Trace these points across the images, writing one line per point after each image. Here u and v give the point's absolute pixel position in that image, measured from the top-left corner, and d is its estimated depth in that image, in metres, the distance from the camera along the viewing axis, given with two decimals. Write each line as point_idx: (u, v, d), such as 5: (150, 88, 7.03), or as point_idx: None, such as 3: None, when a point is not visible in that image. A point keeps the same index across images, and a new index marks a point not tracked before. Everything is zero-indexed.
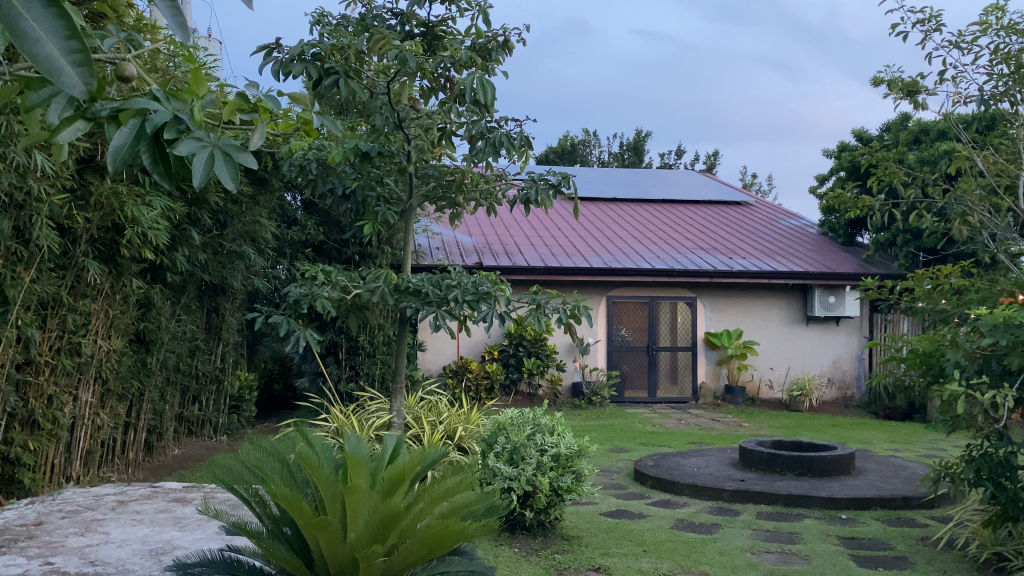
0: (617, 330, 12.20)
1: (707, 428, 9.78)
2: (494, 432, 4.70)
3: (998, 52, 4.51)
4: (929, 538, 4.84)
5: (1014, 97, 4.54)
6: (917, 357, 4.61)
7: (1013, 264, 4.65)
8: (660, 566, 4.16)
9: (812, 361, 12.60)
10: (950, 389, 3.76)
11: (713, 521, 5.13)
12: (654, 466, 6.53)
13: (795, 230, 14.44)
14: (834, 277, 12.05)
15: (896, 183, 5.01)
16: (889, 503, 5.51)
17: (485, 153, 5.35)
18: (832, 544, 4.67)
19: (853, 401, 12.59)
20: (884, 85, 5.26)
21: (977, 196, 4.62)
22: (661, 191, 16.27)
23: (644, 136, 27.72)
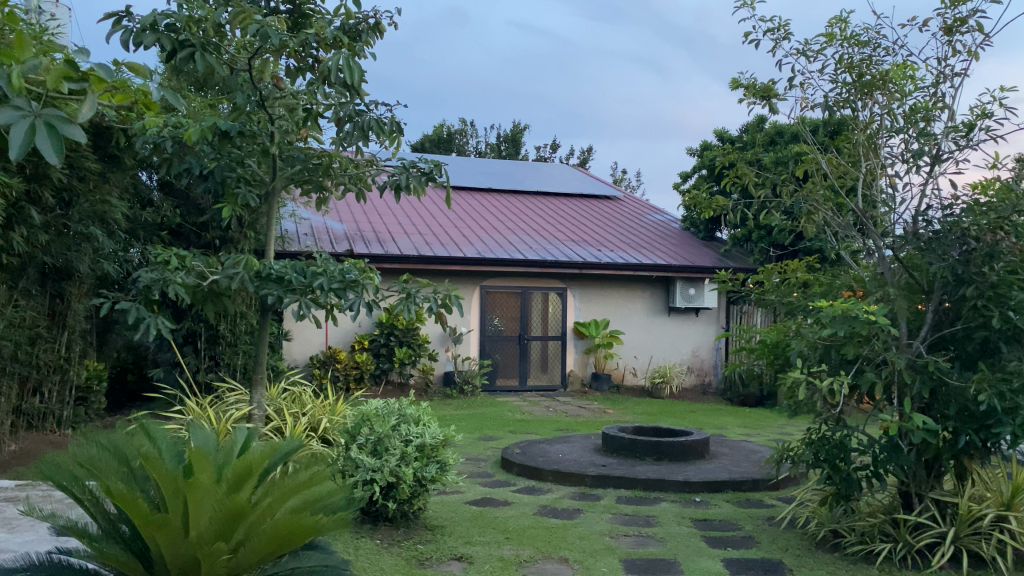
0: (489, 319, 12.23)
1: (574, 415, 10.01)
2: (358, 423, 4.58)
3: (841, 62, 4.76)
4: (774, 518, 5.13)
5: (855, 104, 4.76)
6: (765, 348, 4.92)
7: (853, 261, 4.97)
8: (522, 552, 4.21)
9: (673, 350, 13.12)
10: (793, 376, 3.99)
11: (574, 507, 5.25)
12: (520, 454, 6.60)
13: (660, 224, 14.96)
14: (693, 269, 12.60)
15: (749, 183, 5.23)
16: (740, 486, 5.80)
17: (353, 137, 5.22)
18: (686, 526, 4.87)
19: (711, 388, 13.20)
20: (741, 89, 5.48)
21: (821, 197, 4.89)
22: (534, 182, 16.45)
23: (521, 128, 27.98)
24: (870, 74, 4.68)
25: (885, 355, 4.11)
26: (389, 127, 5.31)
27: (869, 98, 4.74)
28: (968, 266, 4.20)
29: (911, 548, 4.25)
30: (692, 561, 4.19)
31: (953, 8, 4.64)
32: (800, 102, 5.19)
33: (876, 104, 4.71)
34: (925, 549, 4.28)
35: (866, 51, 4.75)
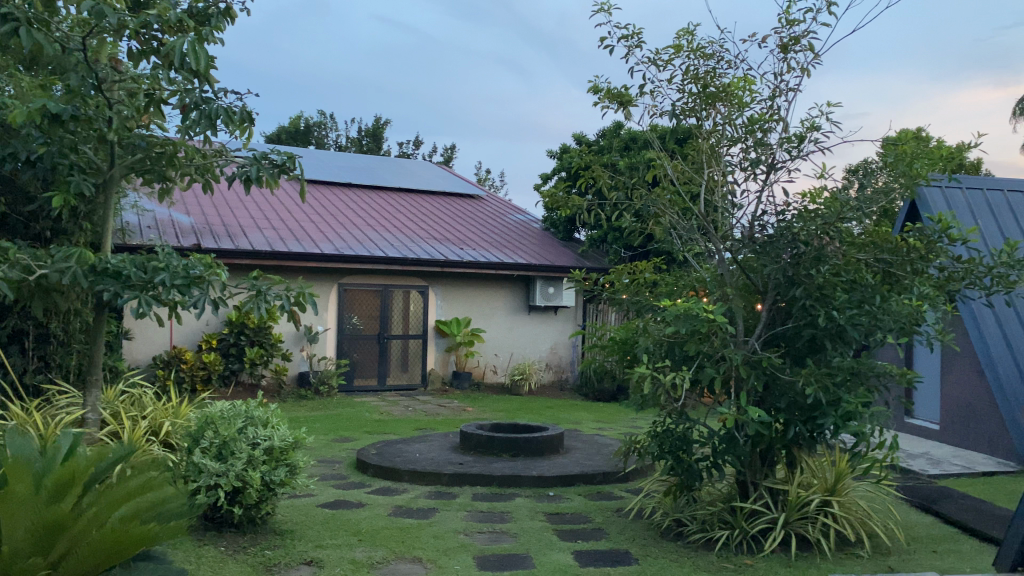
0: (347, 318, 12.00)
1: (432, 413, 9.98)
2: (201, 426, 4.36)
3: (688, 72, 4.98)
4: (623, 509, 5.31)
5: (700, 114, 5.00)
6: (615, 345, 5.10)
7: (697, 262, 5.21)
8: (374, 554, 4.15)
9: (532, 348, 13.34)
10: (639, 371, 4.15)
11: (429, 505, 5.23)
12: (376, 454, 6.52)
13: (520, 224, 15.17)
14: (551, 269, 12.86)
15: (602, 185, 5.38)
16: (591, 479, 5.97)
17: (200, 125, 4.96)
18: (539, 521, 4.95)
19: (567, 384, 13.51)
20: (597, 93, 5.63)
21: (668, 201, 5.11)
22: (395, 179, 16.28)
23: (383, 123, 27.60)
24: (713, 86, 4.92)
25: (723, 352, 4.36)
26: (238, 116, 5.12)
27: (712, 109, 4.99)
28: (798, 268, 4.52)
29: (746, 534, 4.50)
30: (543, 555, 4.27)
31: (788, 27, 4.96)
32: (650, 109, 5.39)
33: (718, 115, 4.96)
34: (759, 535, 4.55)
35: (711, 63, 4.99)
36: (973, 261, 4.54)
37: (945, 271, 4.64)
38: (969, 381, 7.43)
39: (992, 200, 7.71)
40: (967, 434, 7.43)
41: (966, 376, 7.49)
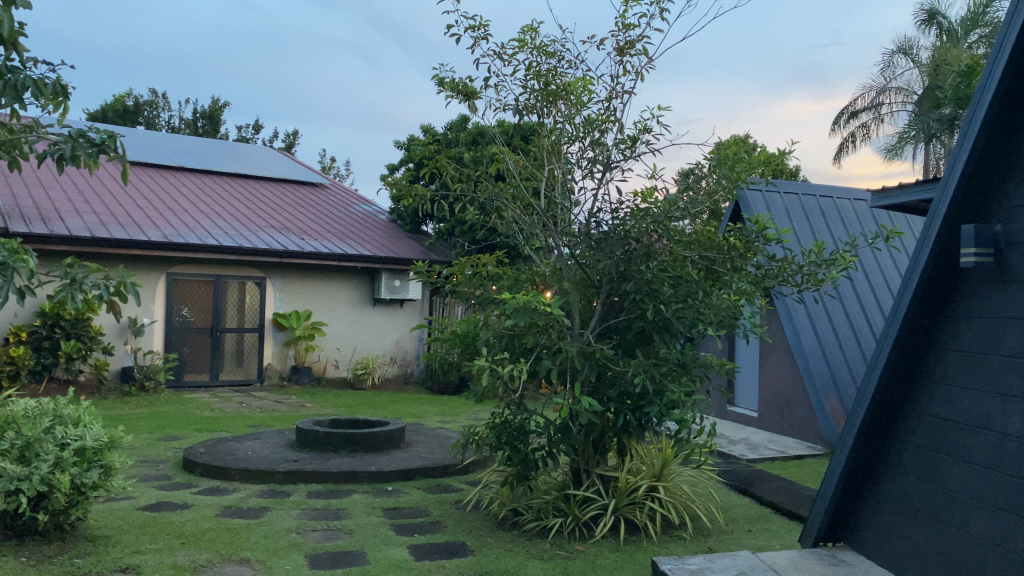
0: (176, 309, 11.35)
1: (269, 410, 9.63)
2: (1, 427, 3.98)
3: (530, 69, 5.04)
4: (461, 501, 5.33)
5: (541, 111, 5.05)
6: (456, 337, 5.11)
7: (537, 257, 5.29)
8: (198, 557, 3.94)
9: (376, 341, 13.15)
10: (478, 364, 4.16)
11: (261, 505, 5.04)
12: (205, 453, 6.20)
13: (365, 215, 14.91)
14: (396, 261, 12.74)
15: (445, 178, 5.34)
16: (430, 472, 5.96)
17: (5, 96, 4.51)
18: (375, 516, 4.88)
19: (412, 377, 13.42)
20: (443, 85, 5.59)
21: (510, 195, 5.12)
22: (233, 164, 15.56)
23: (221, 105, 26.33)
24: (555, 84, 4.98)
25: (559, 344, 4.46)
26: (50, 88, 4.69)
27: (553, 107, 5.05)
28: (629, 263, 4.69)
29: (579, 521, 4.64)
30: (379, 551, 4.21)
31: (624, 32, 5.14)
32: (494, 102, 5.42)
33: (559, 113, 5.03)
34: (590, 521, 4.70)
35: (552, 61, 5.08)
36: (786, 261, 4.90)
37: (762, 268, 4.97)
38: (783, 371, 8.02)
39: (806, 204, 8.35)
40: (781, 420, 8.02)
41: (781, 367, 8.07)
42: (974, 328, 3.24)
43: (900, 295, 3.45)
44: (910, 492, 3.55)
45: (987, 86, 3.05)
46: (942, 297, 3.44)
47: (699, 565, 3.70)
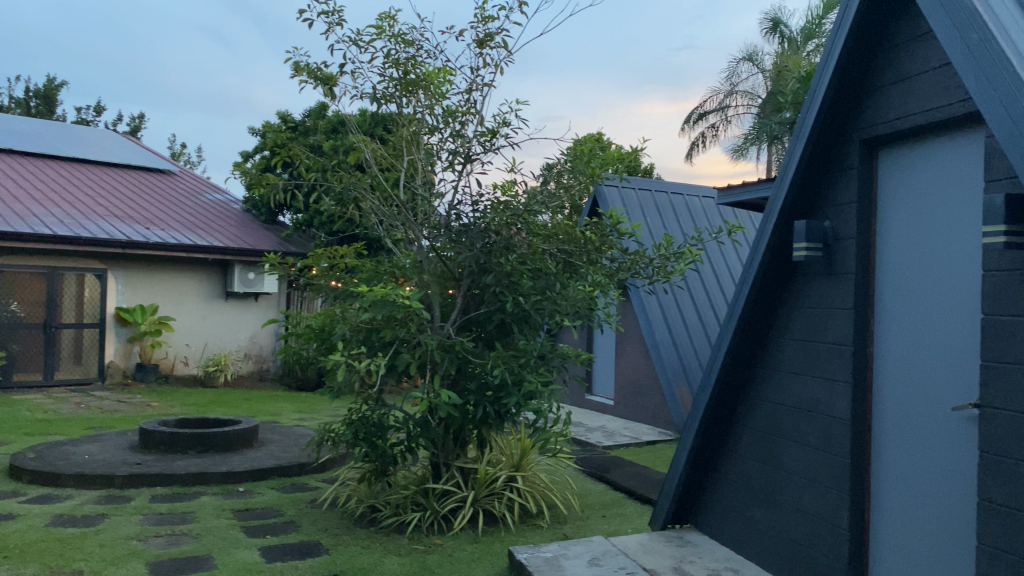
0: (4, 304, 10.47)
1: (111, 410, 9.05)
2: None
3: (389, 57, 4.94)
4: (316, 500, 5.19)
5: (399, 100, 4.95)
6: (312, 331, 4.96)
7: (396, 249, 5.20)
8: (22, 572, 3.64)
9: (229, 337, 12.62)
10: (334, 359, 4.06)
11: (97, 512, 4.71)
12: (35, 459, 5.74)
13: (218, 204, 14.28)
14: (251, 252, 12.28)
15: (299, 167, 5.15)
16: (285, 471, 5.77)
17: None
18: (225, 519, 4.67)
19: (268, 374, 12.96)
20: (298, 70, 5.40)
21: (369, 186, 4.99)
22: (71, 147, 14.51)
23: (57, 85, 24.50)
24: (414, 73, 4.89)
25: (418, 337, 4.41)
26: None
27: (412, 96, 4.96)
28: (489, 256, 4.70)
29: (437, 514, 4.61)
30: (227, 555, 4.03)
31: (483, 24, 5.13)
32: (352, 90, 5.29)
33: (418, 103, 4.95)
34: (449, 514, 4.68)
35: (410, 50, 4.99)
36: (638, 253, 5.06)
37: (616, 261, 5.10)
38: (637, 361, 8.29)
39: (658, 200, 8.69)
40: (636, 408, 8.31)
41: (635, 357, 8.35)
42: (805, 318, 3.45)
43: (740, 287, 3.62)
44: (749, 473, 3.76)
45: (817, 89, 3.23)
46: (778, 289, 3.65)
47: (554, 552, 3.77)
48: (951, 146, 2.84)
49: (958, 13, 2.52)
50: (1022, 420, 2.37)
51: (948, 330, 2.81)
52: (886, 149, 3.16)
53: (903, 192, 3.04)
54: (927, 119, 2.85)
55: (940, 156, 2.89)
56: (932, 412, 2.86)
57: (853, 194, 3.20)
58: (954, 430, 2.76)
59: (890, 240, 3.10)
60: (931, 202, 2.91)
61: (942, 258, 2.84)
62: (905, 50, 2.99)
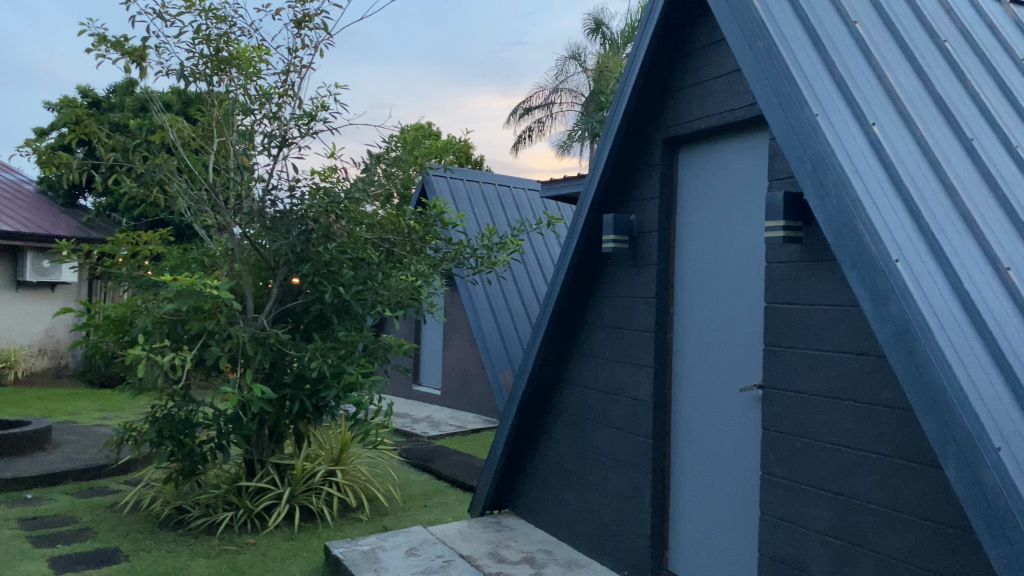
0: None
1: None
2: None
3: (198, 32, 4.65)
4: (117, 504, 4.84)
5: (210, 78, 4.68)
6: (110, 323, 4.61)
7: (207, 236, 4.93)
8: None
9: (21, 331, 11.50)
10: (134, 353, 3.78)
11: None
12: None
13: (7, 184, 12.99)
14: (45, 238, 11.27)
15: (96, 146, 4.75)
16: (81, 475, 5.35)
17: None
18: (8, 529, 4.26)
19: (67, 370, 11.93)
20: (95, 41, 4.99)
21: (175, 168, 4.68)
22: None
23: None
24: (227, 51, 4.64)
25: (229, 329, 4.19)
26: None
27: (224, 74, 4.71)
28: (306, 245, 4.55)
29: (250, 512, 4.44)
30: (9, 569, 3.68)
31: (302, 4, 4.95)
32: (157, 65, 4.95)
33: (231, 81, 4.71)
34: (263, 512, 4.52)
35: (222, 27, 4.73)
36: (462, 244, 5.08)
37: (440, 251, 5.10)
38: (464, 350, 8.36)
39: (485, 192, 8.80)
40: (461, 397, 8.40)
41: (461, 346, 8.41)
42: (613, 307, 3.61)
43: (554, 278, 3.73)
44: (563, 457, 3.89)
45: (624, 88, 3.37)
46: (590, 278, 3.79)
47: (371, 545, 3.72)
48: (741, 147, 3.06)
49: (745, 20, 2.71)
50: (800, 398, 2.58)
51: (736, 317, 3.02)
52: (685, 148, 3.36)
53: (701, 189, 3.24)
54: (720, 121, 3.05)
55: (731, 156, 3.09)
56: (722, 393, 3.07)
57: (657, 189, 3.38)
58: (740, 410, 2.97)
59: (688, 234, 3.29)
60: (723, 197, 3.11)
61: (733, 250, 3.05)
62: (701, 55, 3.17)
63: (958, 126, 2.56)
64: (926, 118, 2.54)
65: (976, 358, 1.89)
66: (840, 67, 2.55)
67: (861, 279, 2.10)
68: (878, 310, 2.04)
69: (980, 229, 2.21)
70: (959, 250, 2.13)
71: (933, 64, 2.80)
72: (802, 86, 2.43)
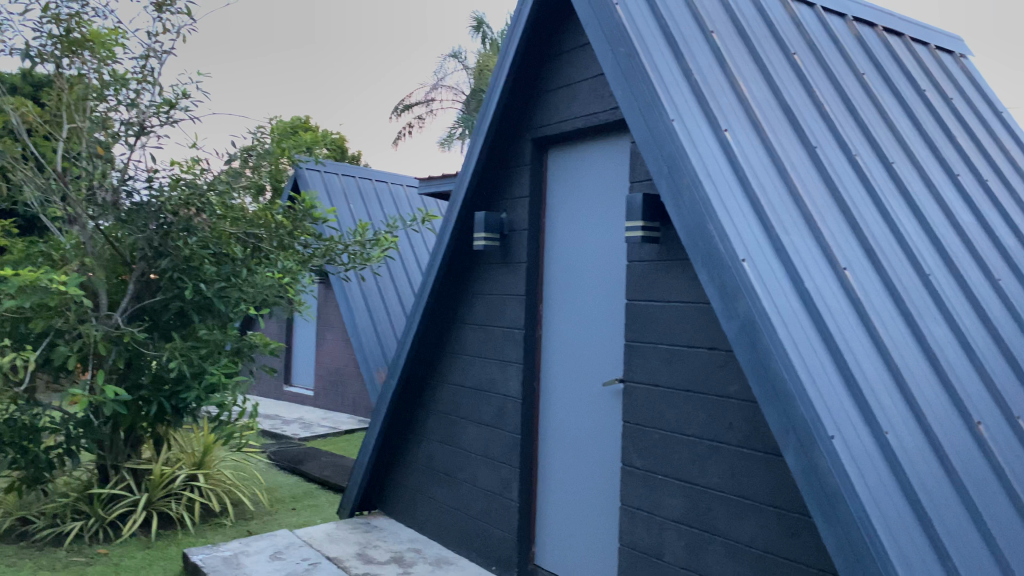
0: None
1: None
2: None
3: (46, 10, 4.31)
4: None
5: (60, 61, 4.35)
6: None
7: (55, 228, 4.62)
8: None
9: None
10: None
11: None
12: None
13: None
14: None
15: None
16: None
17: None
18: None
19: None
20: None
21: (19, 155, 4.36)
22: None
23: None
24: (78, 32, 4.32)
25: (78, 328, 3.94)
26: None
27: (76, 57, 4.39)
28: (165, 239, 4.35)
29: (102, 521, 4.20)
30: None
31: None
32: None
33: (83, 64, 4.40)
34: (117, 520, 4.29)
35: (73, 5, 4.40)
36: (332, 240, 4.98)
37: (309, 247, 4.98)
38: (337, 349, 8.22)
39: (362, 188, 8.66)
40: (335, 397, 8.24)
41: (336, 345, 8.26)
42: (483, 304, 3.63)
43: (425, 275, 3.72)
44: (433, 454, 3.89)
45: (494, 87, 3.39)
46: (461, 275, 3.80)
47: (233, 550, 3.60)
48: (606, 147, 3.13)
49: (608, 24, 2.77)
50: (656, 391, 2.68)
51: (599, 315, 3.10)
52: (554, 148, 3.41)
53: (568, 189, 3.30)
54: (585, 122, 3.12)
55: (596, 157, 3.16)
56: (585, 389, 3.14)
57: (527, 188, 3.42)
58: (603, 404, 3.05)
59: (556, 232, 3.35)
60: (589, 198, 3.18)
61: (597, 249, 3.13)
62: (569, 57, 3.23)
63: (803, 134, 2.72)
64: (775, 125, 2.69)
65: (812, 350, 2.02)
66: (696, 74, 2.66)
67: (710, 277, 2.19)
68: (726, 306, 2.14)
69: (819, 231, 2.36)
70: (799, 249, 2.27)
71: (782, 74, 2.97)
72: (660, 91, 2.50)
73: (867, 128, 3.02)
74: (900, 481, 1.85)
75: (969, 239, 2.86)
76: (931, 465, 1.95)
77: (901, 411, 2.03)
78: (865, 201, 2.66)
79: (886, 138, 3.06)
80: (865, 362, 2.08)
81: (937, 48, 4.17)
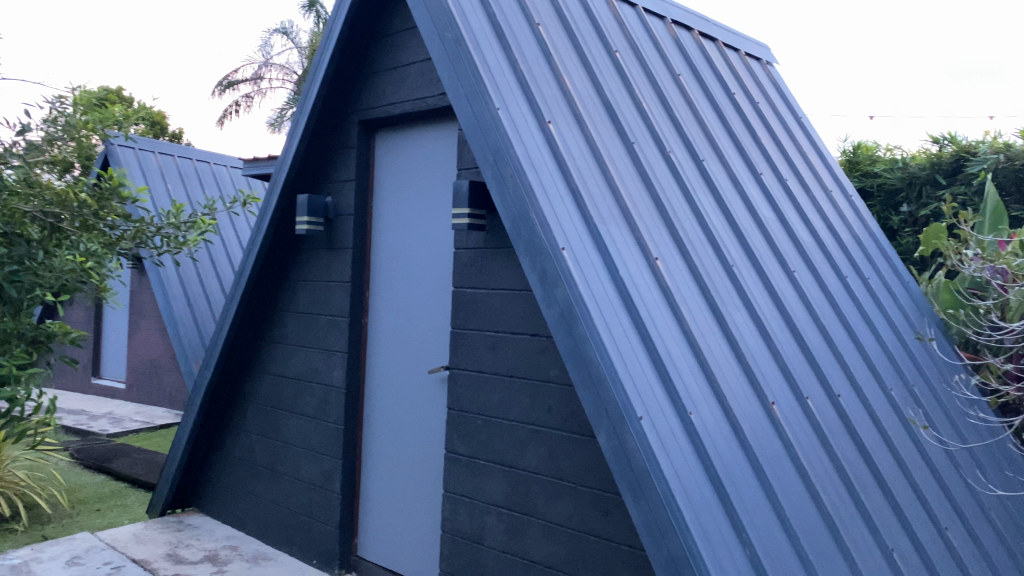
0: None
1: None
2: None
3: None
4: None
5: None
6: None
7: None
8: None
9: None
10: None
11: None
12: None
13: None
14: None
15: None
16: None
17: None
18: None
19: None
20: None
21: None
22: None
23: None
24: None
25: None
26: None
27: None
28: None
29: None
30: None
31: None
32: None
33: None
34: None
35: None
36: (143, 222, 4.63)
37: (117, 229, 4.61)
38: (151, 339, 7.72)
39: (180, 167, 8.16)
40: (149, 390, 7.75)
41: (150, 334, 7.75)
42: (307, 290, 3.51)
43: (244, 259, 3.54)
44: (252, 447, 3.73)
45: (319, 67, 3.26)
46: (283, 261, 3.66)
47: (23, 558, 3.29)
48: (434, 134, 3.10)
49: (436, 8, 2.73)
50: (481, 377, 2.70)
51: (425, 302, 3.08)
52: (381, 132, 3.35)
53: (395, 173, 3.25)
54: (413, 107, 3.08)
55: (423, 143, 3.13)
56: (410, 378, 3.11)
57: (352, 172, 3.34)
58: (427, 392, 3.04)
59: (383, 219, 3.30)
60: (416, 184, 3.15)
61: (423, 236, 3.10)
62: (399, 41, 3.18)
63: (622, 128, 2.82)
64: (595, 119, 2.77)
65: (626, 337, 2.09)
66: (521, 64, 2.69)
67: (531, 263, 2.22)
68: (546, 294, 2.16)
69: (635, 222, 2.46)
70: (615, 239, 2.35)
71: (603, 69, 3.07)
72: (485, 79, 2.49)
73: (681, 126, 3.17)
74: (702, 459, 1.96)
75: (769, 235, 3.08)
76: (730, 444, 2.07)
77: (705, 393, 2.15)
78: (676, 195, 2.80)
79: (697, 136, 3.23)
80: (673, 347, 2.19)
81: (746, 55, 4.46)
